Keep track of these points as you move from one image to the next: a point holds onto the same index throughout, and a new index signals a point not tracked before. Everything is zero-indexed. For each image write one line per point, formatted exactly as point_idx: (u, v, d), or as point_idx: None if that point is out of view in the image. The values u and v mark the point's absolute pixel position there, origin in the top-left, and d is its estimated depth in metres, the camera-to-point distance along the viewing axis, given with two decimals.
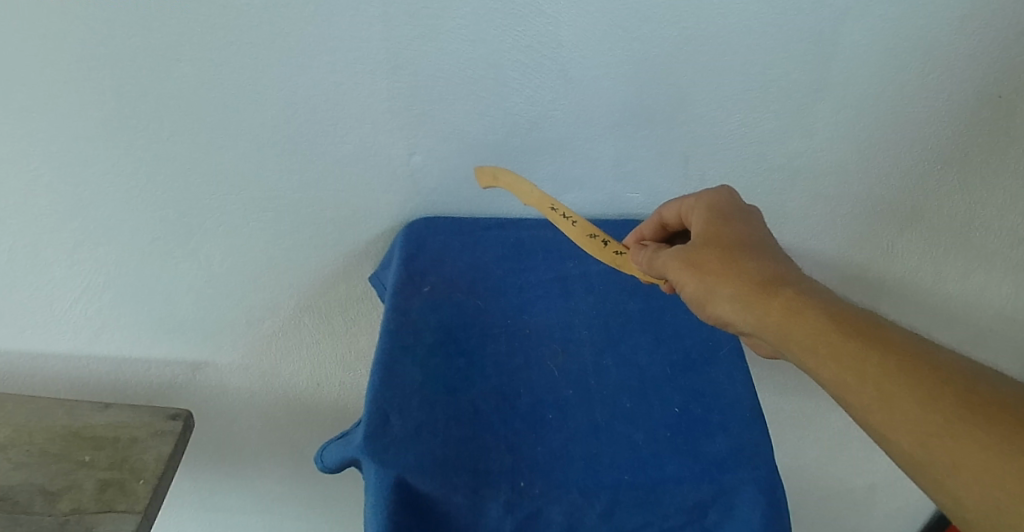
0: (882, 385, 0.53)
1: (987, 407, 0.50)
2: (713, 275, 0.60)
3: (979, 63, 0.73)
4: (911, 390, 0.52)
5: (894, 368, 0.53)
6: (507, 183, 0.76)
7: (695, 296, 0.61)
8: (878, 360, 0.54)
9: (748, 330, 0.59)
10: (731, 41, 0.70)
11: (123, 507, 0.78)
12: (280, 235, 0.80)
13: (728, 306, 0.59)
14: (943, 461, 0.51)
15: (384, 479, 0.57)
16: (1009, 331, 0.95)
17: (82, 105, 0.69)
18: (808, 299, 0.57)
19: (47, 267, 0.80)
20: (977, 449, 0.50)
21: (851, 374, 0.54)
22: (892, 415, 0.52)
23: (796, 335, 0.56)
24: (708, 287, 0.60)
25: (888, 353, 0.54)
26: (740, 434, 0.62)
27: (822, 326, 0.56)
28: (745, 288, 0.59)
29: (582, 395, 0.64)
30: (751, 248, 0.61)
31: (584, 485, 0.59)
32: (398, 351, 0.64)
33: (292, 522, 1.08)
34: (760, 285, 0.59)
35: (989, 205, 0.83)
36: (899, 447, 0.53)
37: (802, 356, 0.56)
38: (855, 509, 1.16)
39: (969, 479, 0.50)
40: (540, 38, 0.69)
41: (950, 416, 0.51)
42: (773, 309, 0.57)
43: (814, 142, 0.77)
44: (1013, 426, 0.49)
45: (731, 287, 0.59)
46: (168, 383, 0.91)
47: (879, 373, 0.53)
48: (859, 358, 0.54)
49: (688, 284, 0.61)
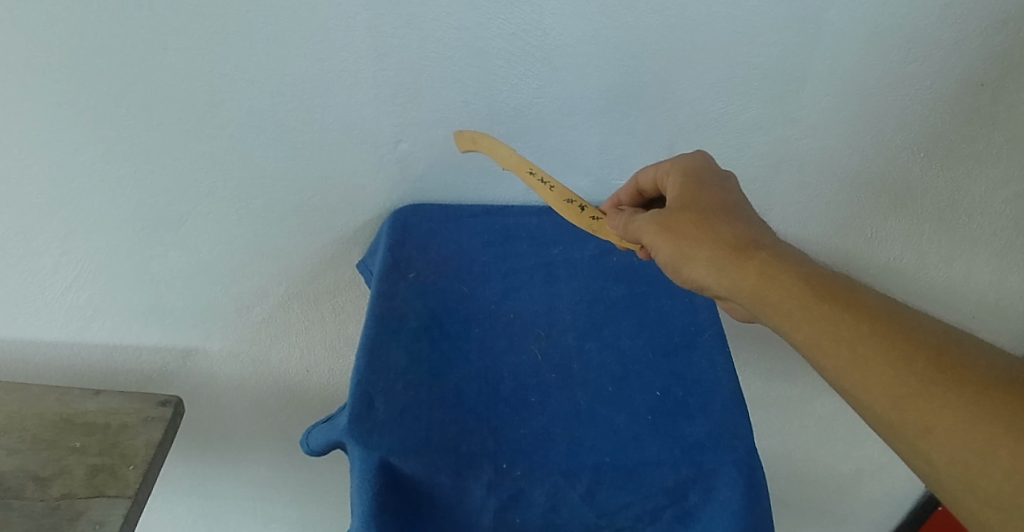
0: (856, 348, 0.54)
1: (959, 369, 0.52)
2: (690, 240, 0.61)
3: (960, 52, 0.74)
4: (883, 352, 0.53)
5: (867, 330, 0.54)
6: (486, 147, 0.75)
7: (673, 261, 0.61)
8: (852, 323, 0.55)
9: (723, 294, 0.60)
10: (715, 29, 0.71)
11: (113, 493, 0.79)
12: (269, 221, 0.80)
13: (704, 270, 0.60)
14: (917, 424, 0.52)
15: (368, 461, 0.57)
16: (991, 318, 0.96)
17: (70, 94, 0.70)
18: (782, 262, 0.58)
19: (38, 255, 0.80)
20: (949, 411, 0.51)
21: (825, 336, 0.55)
22: (866, 377, 0.53)
23: (772, 296, 0.57)
24: (684, 251, 0.61)
25: (861, 316, 0.55)
26: (720, 417, 0.63)
27: (797, 288, 0.57)
28: (721, 251, 0.60)
29: (564, 379, 0.65)
30: (727, 212, 0.62)
31: (566, 467, 0.60)
32: (384, 334, 0.65)
33: (283, 509, 1.09)
34: (736, 248, 0.60)
35: (971, 193, 0.84)
36: (872, 410, 0.54)
37: (777, 318, 0.57)
38: (840, 495, 1.17)
39: (942, 441, 0.51)
40: (524, 26, 0.70)
41: (922, 379, 0.52)
42: (750, 272, 0.58)
43: (798, 130, 0.78)
44: (983, 389, 0.50)
45: (707, 250, 0.60)
46: (159, 371, 0.92)
47: (853, 336, 0.54)
48: (833, 321, 0.55)
49: (666, 249, 0.62)
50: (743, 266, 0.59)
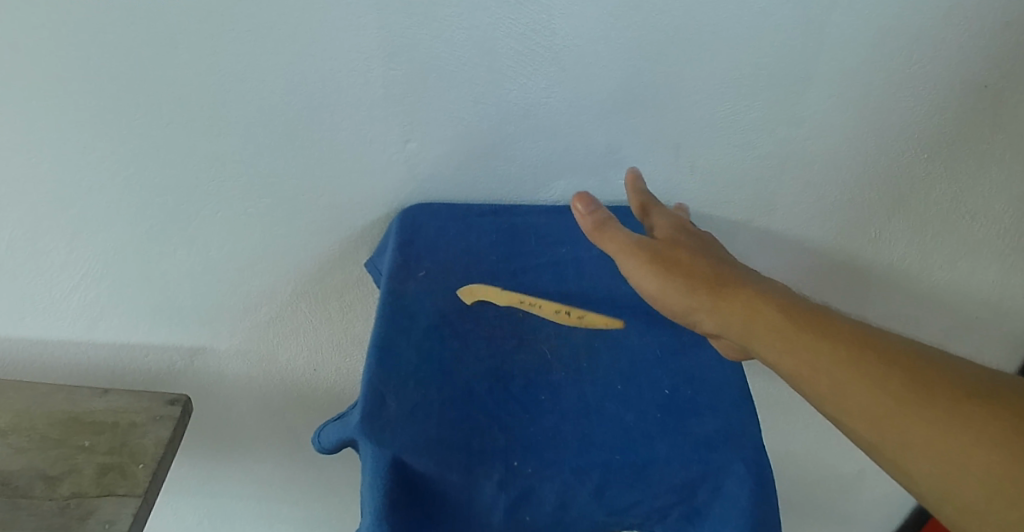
0: (834, 375, 0.56)
1: (934, 383, 0.54)
2: (674, 278, 0.64)
3: (966, 52, 0.74)
4: (861, 376, 0.56)
5: (844, 355, 0.57)
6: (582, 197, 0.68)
7: (658, 296, 0.64)
8: (829, 350, 0.57)
9: (710, 327, 0.63)
10: (722, 30, 0.72)
11: (122, 491, 0.79)
12: (277, 221, 0.81)
13: (688, 305, 0.63)
14: (897, 441, 0.54)
15: (380, 459, 0.58)
16: (995, 318, 0.97)
17: (81, 93, 0.70)
18: (761, 298, 0.62)
19: (46, 254, 0.81)
20: (927, 425, 0.53)
21: (806, 365, 0.58)
22: (846, 401, 0.56)
23: (753, 330, 0.60)
24: (669, 287, 0.64)
25: (837, 342, 0.57)
26: (728, 415, 0.63)
27: (775, 321, 0.60)
28: (702, 288, 0.63)
29: (573, 377, 0.65)
30: (709, 255, 0.66)
31: (577, 465, 0.60)
32: (395, 332, 0.65)
33: (289, 509, 1.10)
34: (716, 286, 0.63)
35: (975, 194, 0.85)
36: (856, 431, 0.56)
37: (760, 351, 0.60)
38: (843, 495, 1.18)
39: (922, 455, 0.53)
40: (534, 26, 0.70)
41: (900, 396, 0.54)
42: (732, 308, 0.62)
43: (804, 129, 0.79)
44: (956, 401, 0.53)
45: (690, 286, 0.63)
46: (166, 370, 0.93)
47: (831, 363, 0.57)
48: (812, 349, 0.58)
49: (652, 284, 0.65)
50: (725, 302, 0.62)
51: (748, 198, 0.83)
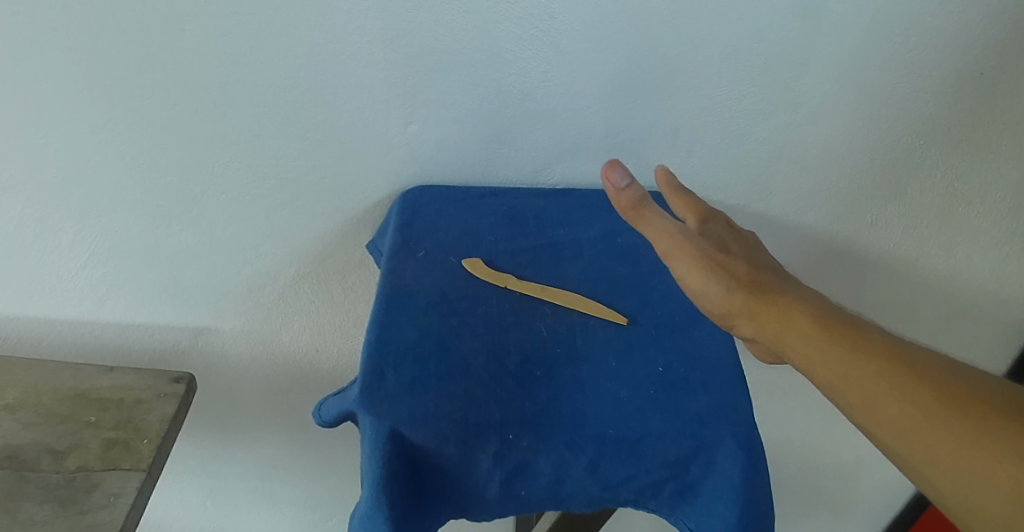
0: (866, 385, 0.53)
1: (965, 396, 0.51)
2: (711, 272, 0.60)
3: (959, 39, 0.75)
4: (890, 385, 0.53)
5: (873, 363, 0.54)
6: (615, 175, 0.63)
7: (695, 288, 0.60)
8: (859, 361, 0.54)
9: (743, 328, 0.59)
10: (719, 15, 0.72)
11: (127, 466, 0.80)
12: (280, 202, 0.82)
13: (722, 301, 0.60)
14: (924, 454, 0.51)
15: (378, 431, 0.59)
16: (990, 306, 0.98)
17: (89, 74, 0.72)
18: (796, 302, 0.58)
19: (54, 234, 0.82)
20: (954, 438, 0.50)
21: (835, 374, 0.54)
22: (874, 409, 0.53)
23: (785, 332, 0.57)
24: (704, 281, 0.60)
25: (865, 348, 0.55)
26: (721, 393, 0.64)
27: (807, 326, 0.57)
28: (739, 285, 0.60)
29: (569, 354, 0.66)
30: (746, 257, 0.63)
31: (572, 439, 0.61)
32: (394, 310, 0.67)
33: (292, 489, 1.12)
34: (753, 285, 0.59)
35: (971, 181, 0.86)
36: (884, 441, 0.53)
37: (790, 354, 0.57)
38: (840, 481, 1.19)
39: (950, 469, 0.50)
40: (533, 9, 0.71)
41: (929, 408, 0.51)
42: (768, 309, 0.58)
43: (800, 116, 0.80)
44: (986, 416, 0.50)
45: (725, 283, 0.60)
46: (171, 349, 0.94)
47: (860, 373, 0.54)
48: (841, 356, 0.54)
49: (688, 276, 0.60)
50: (763, 305, 0.58)
51: (745, 183, 0.84)
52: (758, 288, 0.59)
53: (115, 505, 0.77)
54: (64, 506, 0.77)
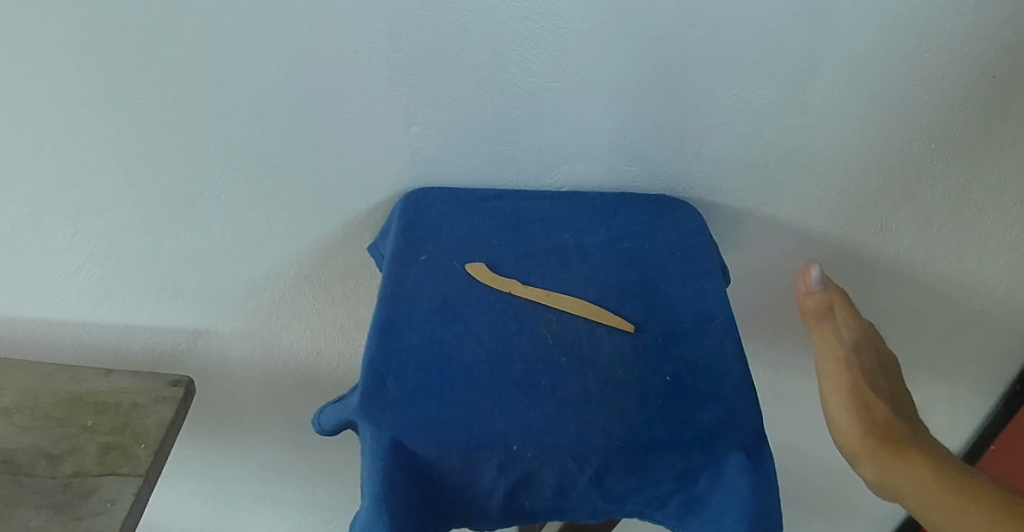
0: (958, 524, 0.59)
1: None
2: (854, 408, 0.68)
3: (974, 42, 0.73)
4: (985, 519, 0.59)
5: (978, 505, 0.60)
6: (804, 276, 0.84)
7: (840, 420, 0.69)
8: (964, 502, 0.60)
9: (863, 464, 0.66)
10: (729, 15, 0.71)
11: (124, 471, 0.79)
12: (280, 203, 0.81)
13: (851, 434, 0.67)
14: None
15: (380, 441, 0.58)
16: (1001, 312, 0.96)
17: (85, 72, 0.70)
18: (921, 446, 0.64)
19: (51, 235, 0.81)
20: None
21: (937, 513, 0.60)
22: None
23: (906, 469, 0.63)
24: (847, 417, 0.68)
25: (972, 491, 0.60)
26: (730, 404, 0.62)
27: (923, 465, 0.63)
28: (864, 421, 0.67)
29: (575, 363, 0.64)
30: (889, 400, 0.69)
31: (577, 451, 0.59)
32: (396, 316, 0.66)
33: (292, 493, 1.10)
34: (884, 429, 0.66)
35: (982, 186, 0.84)
36: None
37: (904, 490, 0.63)
38: (847, 487, 1.17)
39: None
40: (538, 9, 0.70)
41: None
42: (892, 449, 0.64)
43: (810, 118, 0.78)
44: None
45: (859, 415, 0.68)
46: (170, 352, 0.93)
47: (940, 499, 0.61)
48: (943, 495, 0.61)
49: (837, 414, 0.69)
50: (889, 447, 0.65)
51: (754, 187, 0.83)
52: (887, 433, 0.66)
53: (112, 512, 0.76)
54: (59, 512, 0.76)
